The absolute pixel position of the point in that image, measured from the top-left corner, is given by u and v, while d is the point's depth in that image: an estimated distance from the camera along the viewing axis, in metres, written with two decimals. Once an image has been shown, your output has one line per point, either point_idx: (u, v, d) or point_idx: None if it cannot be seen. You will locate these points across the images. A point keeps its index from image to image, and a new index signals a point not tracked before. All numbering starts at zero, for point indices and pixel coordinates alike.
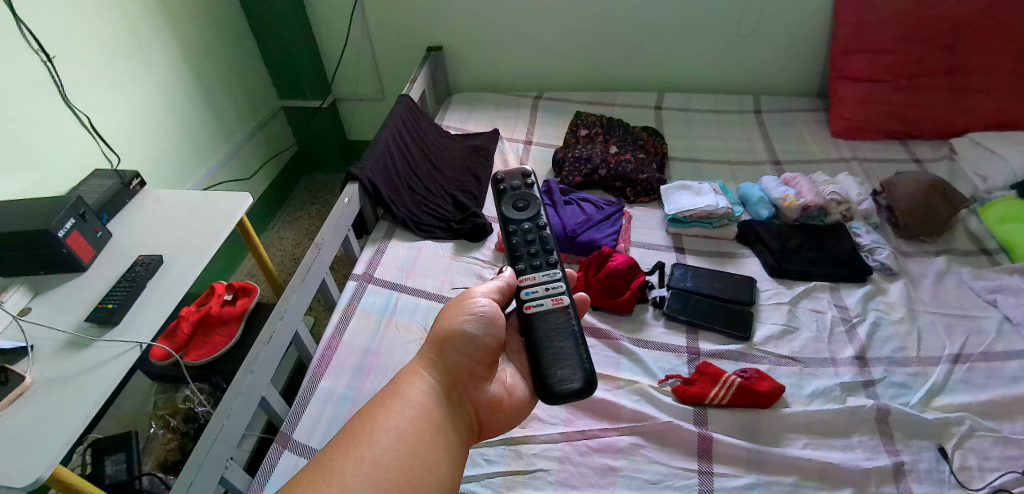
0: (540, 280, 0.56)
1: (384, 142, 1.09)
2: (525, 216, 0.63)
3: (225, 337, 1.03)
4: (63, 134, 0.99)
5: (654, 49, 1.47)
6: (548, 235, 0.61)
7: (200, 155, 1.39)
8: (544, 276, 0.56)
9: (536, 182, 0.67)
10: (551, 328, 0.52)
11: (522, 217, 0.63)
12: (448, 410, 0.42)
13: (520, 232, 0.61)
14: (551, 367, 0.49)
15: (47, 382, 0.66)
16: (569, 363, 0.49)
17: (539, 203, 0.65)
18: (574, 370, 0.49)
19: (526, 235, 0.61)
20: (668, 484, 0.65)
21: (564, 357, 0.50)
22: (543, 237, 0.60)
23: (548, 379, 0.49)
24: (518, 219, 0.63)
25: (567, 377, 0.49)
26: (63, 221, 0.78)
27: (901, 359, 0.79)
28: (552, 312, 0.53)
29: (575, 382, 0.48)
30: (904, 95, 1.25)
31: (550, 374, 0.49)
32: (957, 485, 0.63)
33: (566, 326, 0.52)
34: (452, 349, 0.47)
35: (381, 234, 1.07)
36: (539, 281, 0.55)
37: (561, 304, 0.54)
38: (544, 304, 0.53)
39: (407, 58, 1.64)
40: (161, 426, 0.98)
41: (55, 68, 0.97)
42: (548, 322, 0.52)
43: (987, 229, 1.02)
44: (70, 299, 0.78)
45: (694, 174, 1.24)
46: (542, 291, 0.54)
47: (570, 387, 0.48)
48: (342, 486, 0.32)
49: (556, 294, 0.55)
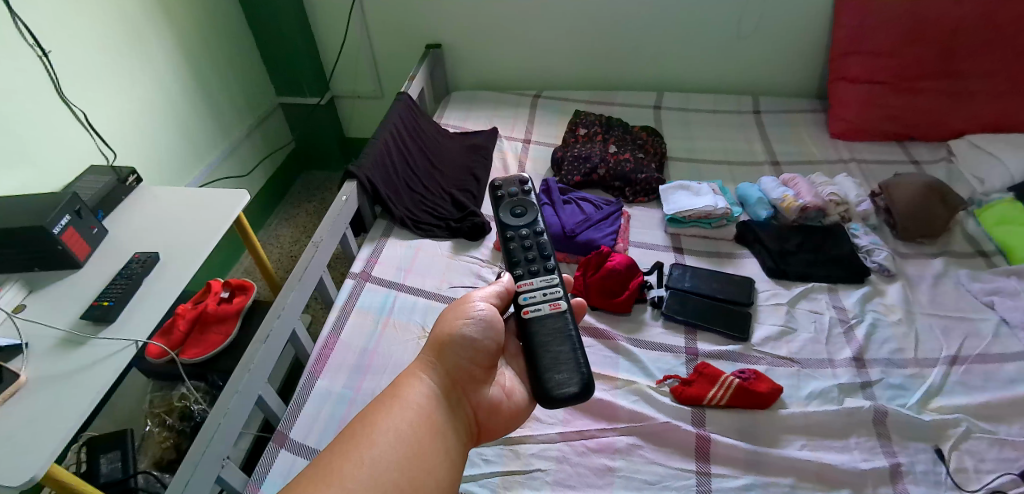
0: (537, 285, 0.55)
1: (384, 140, 1.09)
2: (522, 223, 0.63)
3: (222, 335, 1.03)
4: (61, 132, 0.98)
5: (654, 50, 1.47)
6: (546, 241, 0.61)
7: (198, 151, 1.39)
8: (541, 282, 0.56)
9: (533, 190, 0.67)
10: (549, 333, 0.52)
11: (519, 224, 0.63)
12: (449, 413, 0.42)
13: (518, 238, 0.61)
14: (549, 371, 0.49)
15: (44, 379, 0.65)
16: (567, 367, 0.49)
17: (537, 210, 0.64)
18: (571, 373, 0.49)
19: (523, 241, 0.61)
20: (666, 484, 0.65)
21: (562, 361, 0.50)
22: (541, 243, 0.60)
23: (545, 383, 0.48)
24: (516, 225, 0.63)
25: (565, 381, 0.48)
26: (59, 218, 0.77)
27: (899, 360, 0.79)
28: (549, 316, 0.53)
29: (571, 386, 0.48)
30: (902, 98, 1.25)
31: (548, 378, 0.49)
32: (954, 486, 0.64)
33: (563, 331, 0.52)
34: (452, 351, 0.46)
35: (379, 233, 1.06)
36: (536, 286, 0.55)
37: (559, 309, 0.54)
38: (543, 309, 0.53)
39: (406, 55, 1.64)
40: (157, 424, 0.98)
41: (51, 63, 0.96)
42: (546, 327, 0.52)
43: (984, 231, 1.02)
44: (65, 297, 0.77)
45: (693, 174, 1.24)
46: (540, 296, 0.54)
47: (568, 392, 0.48)
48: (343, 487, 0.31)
49: (553, 299, 0.54)
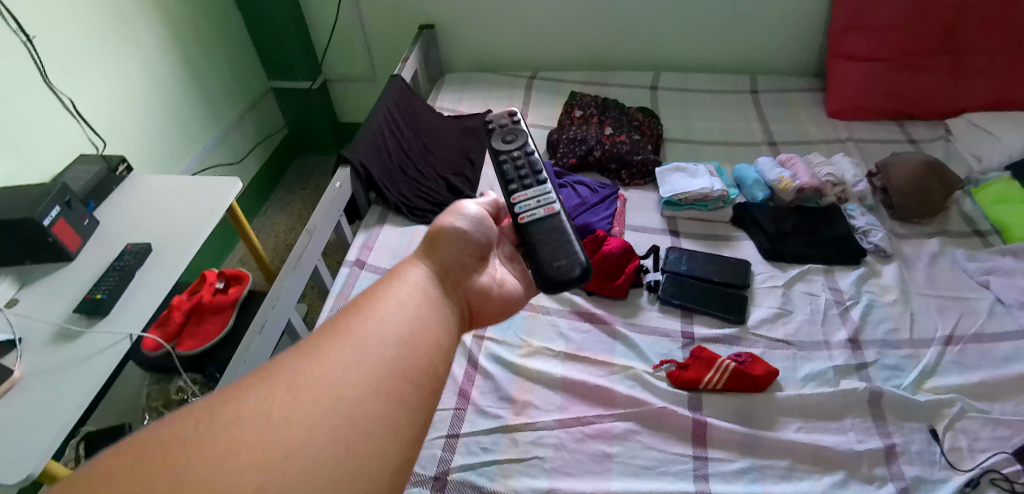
0: (530, 194, 0.60)
1: (377, 124, 1.07)
2: (514, 149, 0.67)
3: (218, 326, 1.03)
4: (48, 120, 0.96)
5: (650, 29, 1.44)
6: (536, 159, 0.65)
7: (188, 138, 1.36)
8: (533, 191, 0.61)
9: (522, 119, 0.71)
10: (547, 231, 0.56)
11: (510, 148, 0.67)
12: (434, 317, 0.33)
13: (510, 160, 0.65)
14: (551, 261, 0.52)
15: (35, 375, 0.65)
16: (567, 254, 0.53)
17: (526, 135, 0.68)
18: (571, 258, 0.53)
19: (515, 162, 0.65)
20: (663, 469, 0.65)
21: (562, 251, 0.54)
22: (531, 161, 0.65)
23: (550, 269, 0.52)
24: (507, 150, 0.67)
25: (567, 266, 0.52)
26: (48, 209, 0.76)
27: (894, 341, 0.79)
28: (545, 218, 0.58)
29: (574, 270, 0.52)
30: (901, 75, 1.24)
31: (552, 265, 0.52)
32: (947, 466, 0.65)
33: (559, 228, 0.57)
34: (447, 245, 0.43)
35: (374, 219, 1.05)
36: (530, 195, 0.60)
37: (552, 211, 0.59)
38: (538, 213, 0.58)
39: (397, 36, 1.60)
40: (155, 418, 0.99)
41: (36, 50, 0.93)
42: (544, 228, 0.56)
43: (981, 210, 1.02)
44: (58, 290, 0.76)
45: (690, 155, 1.22)
46: (533, 203, 0.59)
47: (572, 274, 0.52)
48: (247, 452, 0.20)
49: (547, 204, 0.59)
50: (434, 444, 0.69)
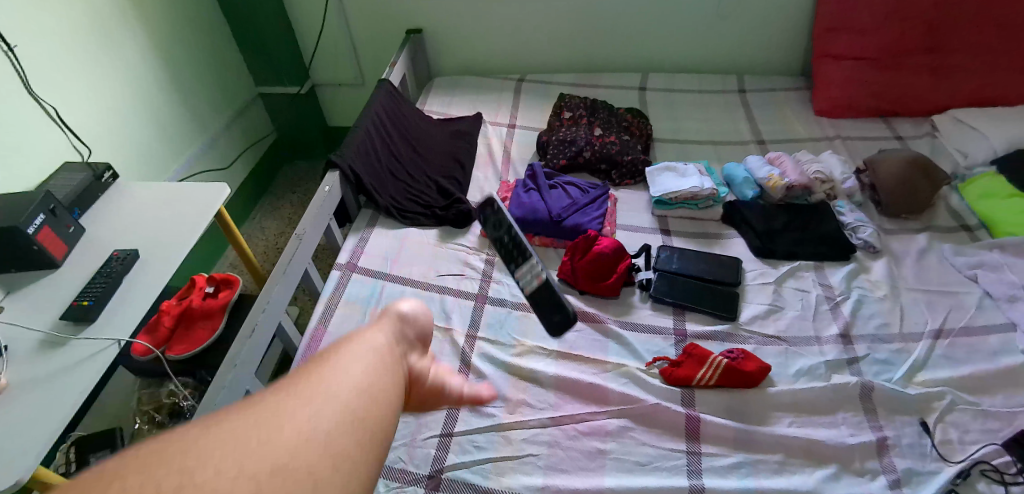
0: (525, 270, 0.74)
1: (365, 127, 1.06)
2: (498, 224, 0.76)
3: (208, 331, 1.01)
4: (32, 128, 0.95)
5: (633, 27, 1.44)
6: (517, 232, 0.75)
7: (175, 144, 1.35)
8: (526, 268, 0.74)
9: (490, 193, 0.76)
10: (544, 296, 0.74)
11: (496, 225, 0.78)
12: (339, 421, 0.27)
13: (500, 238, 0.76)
14: (550, 315, 0.76)
15: (20, 383, 0.63)
16: (559, 311, 0.75)
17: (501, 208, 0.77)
18: (561, 314, 0.75)
19: (504, 239, 0.76)
20: (657, 465, 0.65)
21: (556, 308, 0.75)
22: (514, 236, 0.75)
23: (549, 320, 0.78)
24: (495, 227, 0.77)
25: (560, 319, 0.76)
26: (32, 217, 0.75)
27: (885, 336, 0.80)
28: (538, 287, 0.74)
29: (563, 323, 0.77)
30: (887, 74, 1.25)
31: (550, 318, 0.77)
32: (939, 458, 0.65)
33: (551, 293, 0.74)
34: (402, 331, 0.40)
35: (364, 222, 1.04)
36: (524, 271, 0.74)
37: (541, 279, 0.72)
38: (533, 283, 0.74)
39: (386, 40, 1.59)
40: (146, 422, 0.97)
41: (19, 59, 0.91)
42: (541, 295, 0.74)
43: (968, 205, 1.03)
44: (44, 297, 0.75)
45: (680, 155, 1.23)
46: (528, 276, 0.74)
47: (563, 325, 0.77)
48: None
49: (537, 273, 0.73)
50: (427, 443, 0.68)
